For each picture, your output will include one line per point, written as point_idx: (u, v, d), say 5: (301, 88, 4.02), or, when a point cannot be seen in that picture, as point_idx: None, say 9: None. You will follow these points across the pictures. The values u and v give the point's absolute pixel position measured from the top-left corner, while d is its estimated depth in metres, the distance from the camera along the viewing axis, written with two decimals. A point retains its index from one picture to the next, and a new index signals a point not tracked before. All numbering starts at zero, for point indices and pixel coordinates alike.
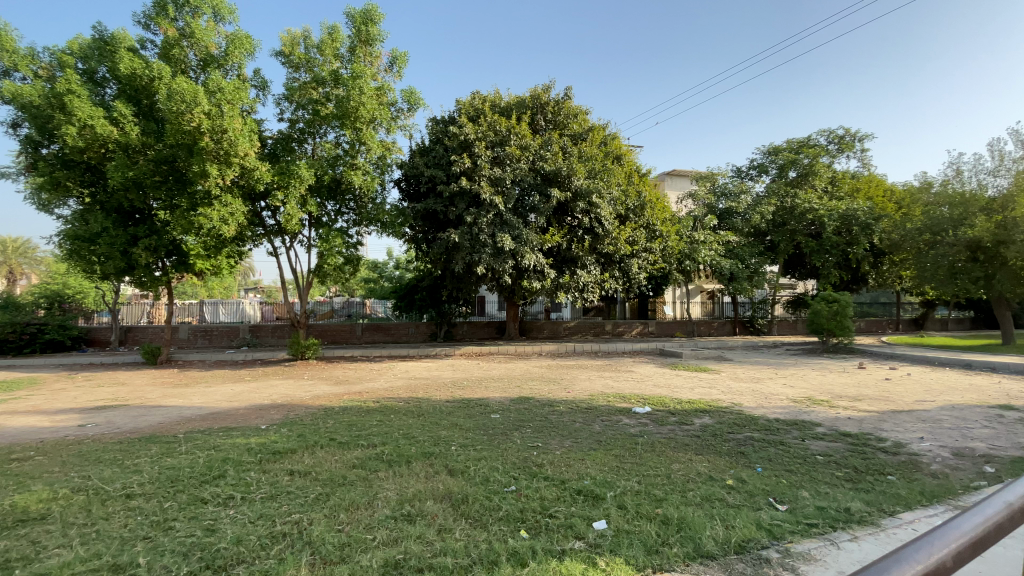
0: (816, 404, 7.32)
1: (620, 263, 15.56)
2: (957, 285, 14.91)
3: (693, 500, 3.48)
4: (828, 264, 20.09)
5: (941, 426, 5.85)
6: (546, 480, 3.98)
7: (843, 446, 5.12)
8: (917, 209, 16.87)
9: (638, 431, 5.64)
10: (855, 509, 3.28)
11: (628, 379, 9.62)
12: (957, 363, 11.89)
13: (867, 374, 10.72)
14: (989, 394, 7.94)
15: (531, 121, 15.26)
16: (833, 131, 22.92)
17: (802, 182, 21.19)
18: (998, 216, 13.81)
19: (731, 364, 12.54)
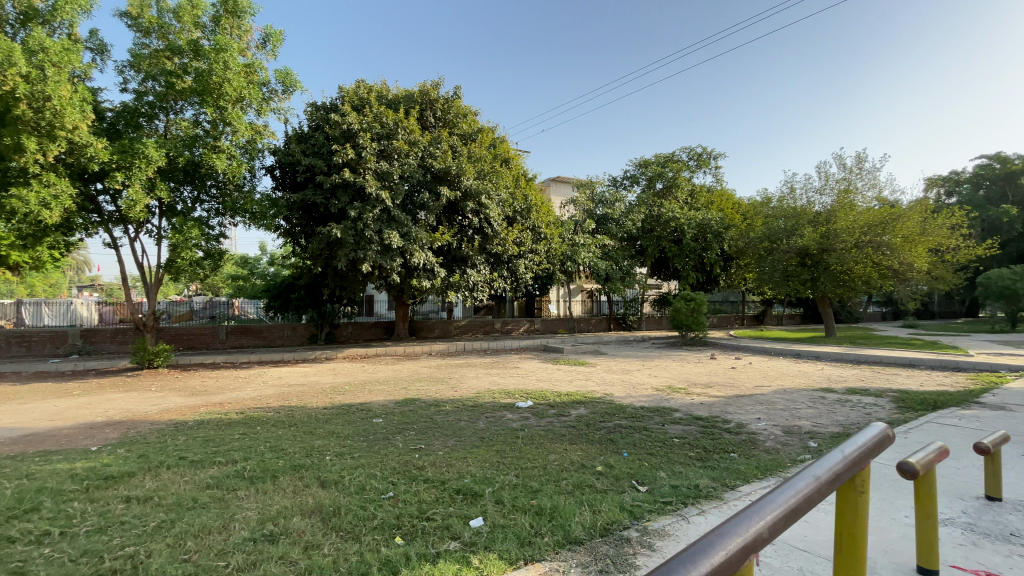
0: (675, 392, 8.16)
1: (509, 264, 15.93)
2: (790, 286, 17.66)
3: (566, 489, 3.64)
4: (687, 267, 22.64)
5: (775, 408, 6.84)
6: (425, 482, 3.88)
7: (696, 429, 5.75)
8: (758, 221, 19.70)
9: (520, 425, 5.78)
10: (703, 485, 3.68)
11: (513, 376, 9.86)
12: (784, 352, 14.10)
13: (717, 363, 12.25)
14: (810, 379, 9.49)
15: (420, 116, 14.97)
16: (693, 149, 25.90)
17: (668, 193, 23.60)
18: (823, 229, 16.57)
19: (606, 358, 13.52)
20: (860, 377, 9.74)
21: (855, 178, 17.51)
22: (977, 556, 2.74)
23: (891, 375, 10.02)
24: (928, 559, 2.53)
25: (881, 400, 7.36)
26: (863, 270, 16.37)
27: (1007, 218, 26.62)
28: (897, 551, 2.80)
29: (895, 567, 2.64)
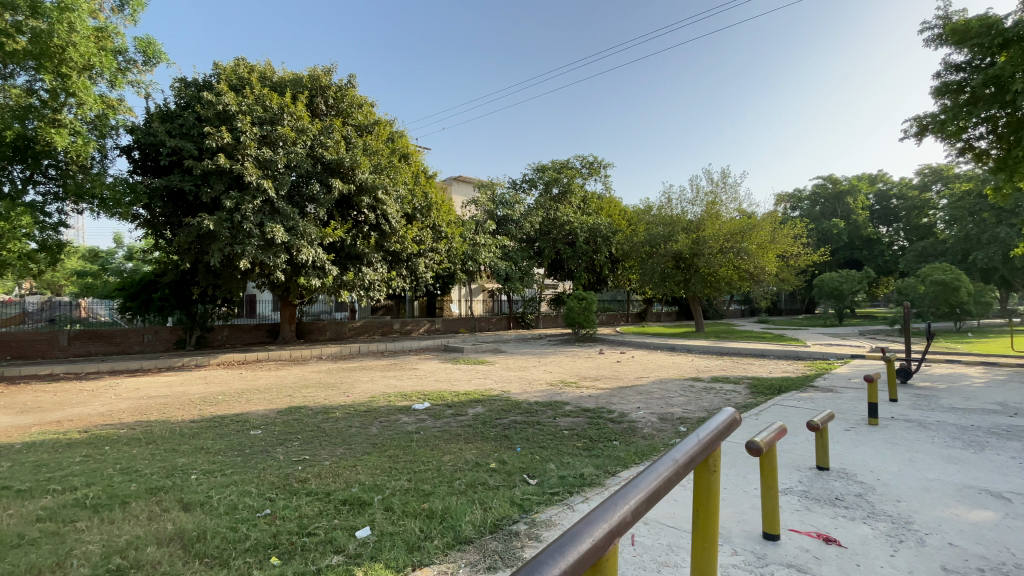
0: (567, 386, 8.56)
1: (407, 262, 15.52)
2: (667, 286, 19.43)
3: (458, 489, 3.63)
4: (580, 267, 23.92)
5: (653, 397, 7.47)
6: (308, 495, 3.62)
7: (584, 420, 6.08)
8: (642, 226, 21.40)
9: (415, 428, 5.66)
10: (588, 473, 3.89)
11: (410, 377, 9.65)
12: (663, 347, 15.49)
13: (605, 358, 13.09)
14: (682, 370, 10.53)
15: (309, 102, 14.05)
16: (585, 158, 27.43)
17: (563, 198, 24.70)
18: (693, 235, 18.47)
19: (504, 355, 13.79)
20: (724, 367, 11.02)
21: (721, 191, 19.72)
22: (808, 518, 3.22)
23: (747, 364, 11.46)
24: (770, 525, 2.91)
25: (740, 386, 8.38)
26: (726, 273, 18.49)
27: (834, 230, 31.84)
28: (748, 520, 3.18)
29: (745, 535, 3.00)
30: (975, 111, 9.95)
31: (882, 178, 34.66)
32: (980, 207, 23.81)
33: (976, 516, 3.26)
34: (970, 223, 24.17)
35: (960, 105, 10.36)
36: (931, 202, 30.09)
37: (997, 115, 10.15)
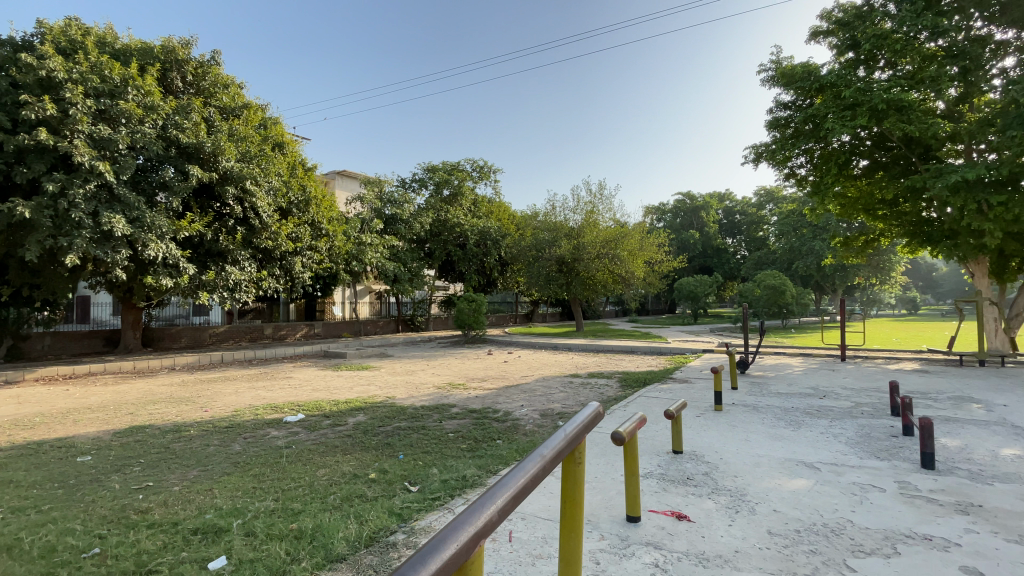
0: (454, 388, 8.55)
1: (281, 261, 14.35)
2: (551, 289, 20.35)
3: (332, 504, 3.42)
4: (470, 270, 24.10)
5: (536, 395, 7.79)
6: (151, 527, 3.16)
7: (469, 422, 6.13)
8: (528, 231, 22.22)
9: (287, 442, 5.23)
10: (470, 475, 3.93)
11: (284, 387, 8.91)
12: (547, 346, 16.22)
13: (492, 359, 13.33)
14: (563, 368, 11.12)
15: (160, 76, 12.32)
16: (476, 161, 27.78)
17: (453, 200, 24.68)
18: (575, 242, 19.71)
19: (391, 360, 13.38)
20: (600, 363, 11.85)
21: (599, 201, 21.24)
22: (664, 499, 3.58)
23: (620, 360, 12.46)
24: (632, 507, 3.18)
25: (613, 381, 9.08)
26: (603, 277, 19.94)
27: (692, 240, 36.07)
28: (614, 506, 3.45)
29: (611, 519, 3.24)
30: (798, 143, 11.90)
31: (729, 196, 40.04)
32: (799, 224, 28.69)
33: (792, 484, 3.89)
34: (793, 237, 28.98)
35: (787, 138, 12.31)
36: (765, 219, 35.55)
37: (813, 149, 12.27)
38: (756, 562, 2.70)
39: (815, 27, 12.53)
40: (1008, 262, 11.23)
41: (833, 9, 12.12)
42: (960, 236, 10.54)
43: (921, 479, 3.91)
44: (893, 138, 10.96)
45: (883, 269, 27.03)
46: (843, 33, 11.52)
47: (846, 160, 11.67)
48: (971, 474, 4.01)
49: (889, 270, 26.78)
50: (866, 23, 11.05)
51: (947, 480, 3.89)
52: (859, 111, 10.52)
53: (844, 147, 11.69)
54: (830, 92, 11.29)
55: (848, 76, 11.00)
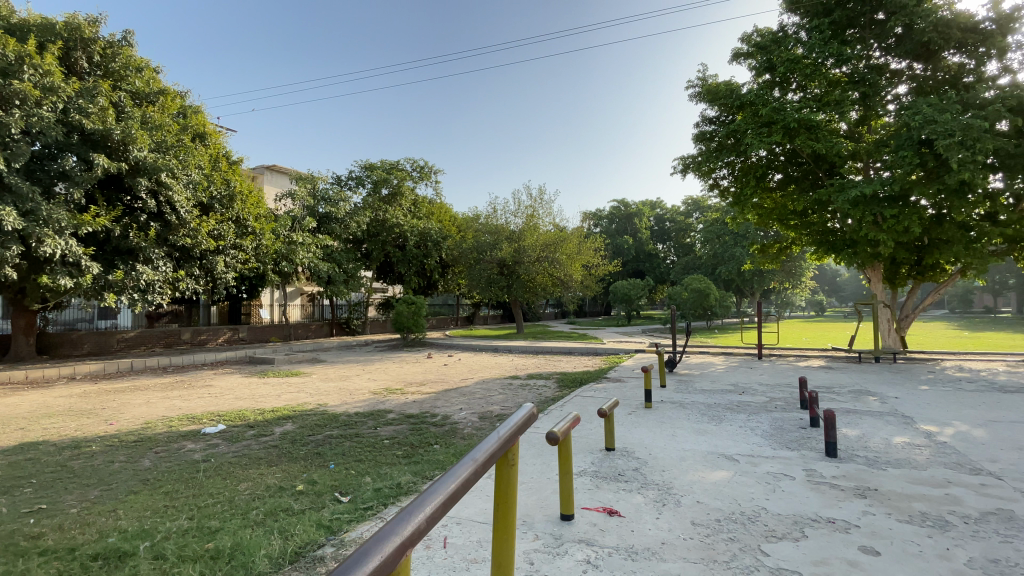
0: (390, 393, 8.34)
1: (202, 261, 13.40)
2: (492, 291, 20.37)
3: (254, 520, 3.21)
4: (409, 272, 23.64)
5: (474, 398, 7.77)
6: (39, 556, 2.81)
7: (405, 427, 6.00)
8: (469, 233, 22.16)
9: (205, 455, 4.86)
10: (405, 482, 3.84)
11: (204, 396, 8.28)
12: (487, 348, 16.24)
13: (431, 362, 13.14)
14: (503, 369, 11.17)
15: (62, 54, 11.10)
16: (416, 161, 27.34)
17: (392, 200, 24.09)
18: (515, 245, 19.93)
19: (324, 365, 12.84)
20: (538, 365, 12.03)
21: (539, 206, 21.58)
22: (597, 496, 3.68)
23: (558, 361, 12.71)
24: (567, 506, 3.25)
25: (551, 381, 9.25)
26: (542, 279, 20.26)
27: (626, 245, 37.54)
28: (549, 505, 3.50)
29: (546, 519, 3.29)
30: (721, 156, 12.76)
31: (660, 204, 42.07)
32: (723, 231, 30.69)
33: (714, 476, 4.13)
34: (717, 244, 30.95)
35: (712, 150, 13.12)
36: (692, 226, 37.72)
37: (734, 162, 13.18)
38: (681, 552, 2.84)
39: (737, 49, 13.46)
40: (898, 269, 12.60)
41: (752, 33, 13.07)
42: (859, 245, 11.71)
43: (826, 467, 4.29)
44: (803, 154, 12.02)
45: (794, 274, 29.54)
46: (761, 56, 12.46)
47: (763, 173, 12.62)
48: (867, 460, 4.45)
49: (800, 275, 29.31)
50: (781, 48, 12.01)
51: (847, 466, 4.30)
52: (774, 128, 11.43)
53: (762, 161, 12.64)
54: (750, 109, 12.16)
55: (766, 95, 11.91)
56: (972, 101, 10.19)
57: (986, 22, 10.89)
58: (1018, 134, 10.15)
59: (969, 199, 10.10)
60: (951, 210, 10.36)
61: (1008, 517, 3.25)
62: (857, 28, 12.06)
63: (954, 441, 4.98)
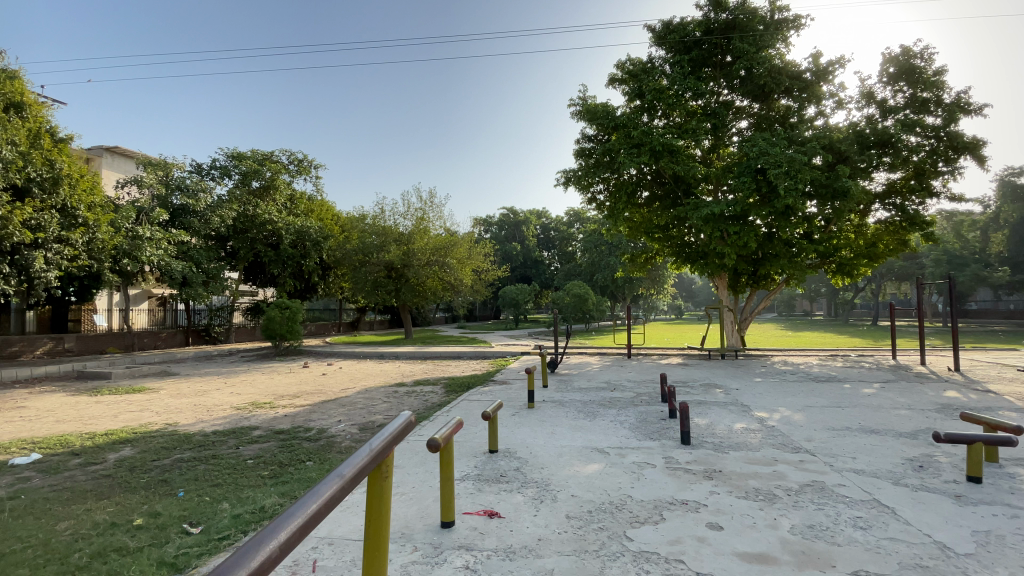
0: (258, 408, 7.57)
1: (12, 257, 11.02)
2: (378, 295, 19.59)
3: (74, 567, 2.68)
4: (284, 273, 21.80)
5: (354, 408, 7.39)
6: None
7: (274, 445, 5.49)
8: (354, 234, 21.10)
9: (9, 492, 3.97)
10: (269, 505, 3.51)
11: (8, 421, 6.76)
12: (371, 355, 15.55)
13: (308, 372, 12.21)
14: (386, 377, 10.80)
15: None
16: (293, 154, 25.42)
17: (264, 194, 22.05)
18: (404, 248, 19.42)
19: (177, 378, 11.28)
20: (424, 371, 11.82)
21: (429, 209, 21.32)
22: (478, 499, 3.71)
23: (445, 367, 12.61)
24: (446, 513, 3.22)
25: (437, 387, 9.13)
26: (431, 283, 20.00)
27: (514, 251, 38.67)
28: (429, 514, 3.44)
29: (426, 529, 3.23)
30: (597, 172, 13.79)
31: (546, 213, 44.10)
32: (601, 241, 33.07)
33: (588, 469, 4.40)
34: (595, 252, 33.30)
35: (590, 166, 14.09)
36: (574, 236, 40.11)
37: (609, 179, 14.29)
38: (556, 547, 2.96)
39: (613, 74, 14.63)
40: (738, 278, 14.59)
41: (625, 61, 14.32)
42: (710, 257, 13.38)
43: (681, 454, 4.81)
44: (666, 175, 13.47)
45: (660, 281, 32.87)
46: (633, 83, 13.64)
47: (633, 190, 13.85)
48: (714, 445, 5.08)
49: (664, 282, 32.73)
50: (649, 78, 13.32)
51: (698, 452, 4.87)
52: (643, 150, 12.65)
53: (633, 179, 13.87)
54: (623, 131, 13.29)
55: (636, 119, 13.12)
56: (795, 138, 12.25)
57: (806, 73, 13.21)
58: (827, 168, 12.38)
59: (792, 220, 12.08)
60: (779, 229, 12.29)
61: (817, 486, 3.92)
62: (711, 67, 13.84)
63: (779, 424, 5.90)
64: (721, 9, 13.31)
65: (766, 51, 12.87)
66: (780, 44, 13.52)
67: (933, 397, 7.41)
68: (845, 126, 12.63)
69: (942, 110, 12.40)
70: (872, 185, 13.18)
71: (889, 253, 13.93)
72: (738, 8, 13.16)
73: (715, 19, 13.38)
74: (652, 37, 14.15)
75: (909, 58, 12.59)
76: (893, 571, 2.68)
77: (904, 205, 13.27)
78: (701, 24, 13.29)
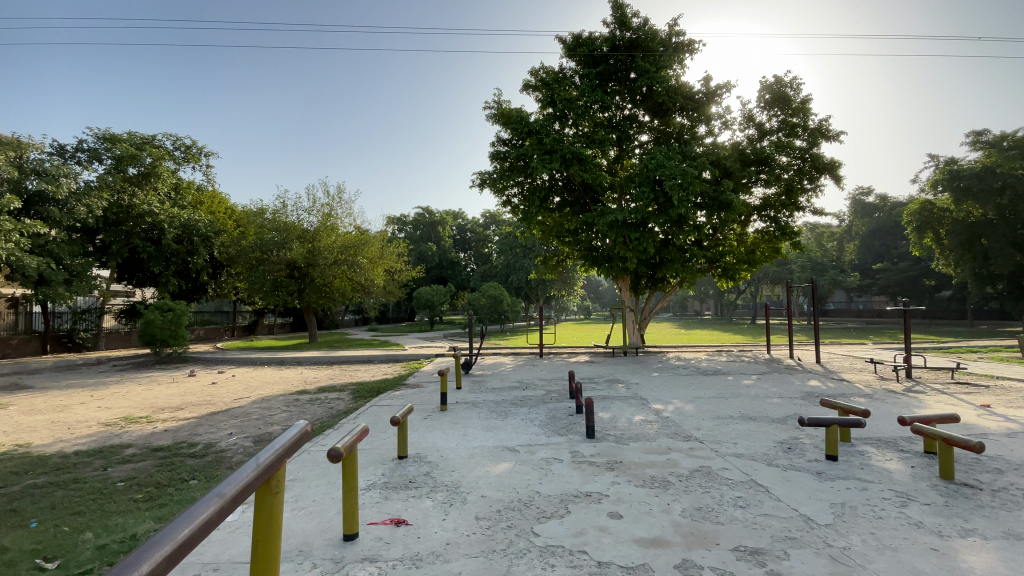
0: (131, 423, 6.69)
1: None
2: (278, 296, 18.25)
3: None
4: (166, 272, 19.50)
5: (249, 419, 6.82)
6: None
7: (151, 463, 4.88)
8: (251, 230, 19.49)
9: None
10: (143, 532, 3.14)
11: None
12: (270, 361, 14.44)
13: (195, 381, 11.03)
14: (287, 384, 10.10)
15: None
16: (178, 138, 22.99)
17: (142, 182, 19.63)
18: (308, 245, 18.30)
19: (26, 393, 9.64)
20: (330, 377, 11.20)
21: (337, 205, 20.34)
22: (385, 508, 3.58)
23: (353, 372, 12.06)
24: (348, 525, 3.07)
25: (343, 394, 8.69)
26: (340, 284, 19.08)
27: (429, 251, 38.09)
28: (331, 527, 3.26)
29: (326, 543, 3.05)
30: (511, 176, 14.06)
31: (461, 215, 43.96)
32: (515, 243, 33.67)
33: (498, 468, 4.44)
34: (510, 254, 33.83)
35: (505, 169, 14.31)
36: (489, 238, 40.43)
37: (522, 182, 14.61)
38: (463, 550, 2.94)
39: (526, 80, 14.98)
40: (639, 281, 15.60)
41: (538, 69, 14.74)
42: (615, 261, 14.15)
43: (587, 447, 5.01)
44: (575, 182, 14.09)
45: (570, 283, 34.16)
46: (545, 91, 14.08)
47: (545, 195, 14.27)
48: (617, 438, 5.37)
49: (574, 284, 34.11)
50: (560, 87, 13.80)
51: (602, 445, 5.11)
52: (555, 156, 13.11)
53: (545, 184, 14.30)
54: (535, 137, 13.64)
55: (548, 126, 13.53)
56: (688, 153, 13.39)
57: (698, 93, 14.48)
58: (714, 182, 13.64)
59: (685, 228, 13.16)
60: (674, 236, 13.32)
61: (705, 471, 4.29)
62: (616, 81, 14.66)
63: (674, 415, 6.39)
64: (625, 29, 14.20)
65: (665, 70, 13.92)
66: (677, 65, 14.69)
67: (799, 386, 8.45)
68: (730, 145, 14.03)
69: (807, 134, 14.21)
70: (751, 199, 14.74)
71: (764, 259, 15.69)
72: (641, 29, 14.12)
73: (621, 36, 14.25)
74: (564, 49, 14.72)
75: (782, 87, 14.28)
76: (767, 543, 3.01)
77: (777, 217, 14.99)
78: (608, 40, 14.08)
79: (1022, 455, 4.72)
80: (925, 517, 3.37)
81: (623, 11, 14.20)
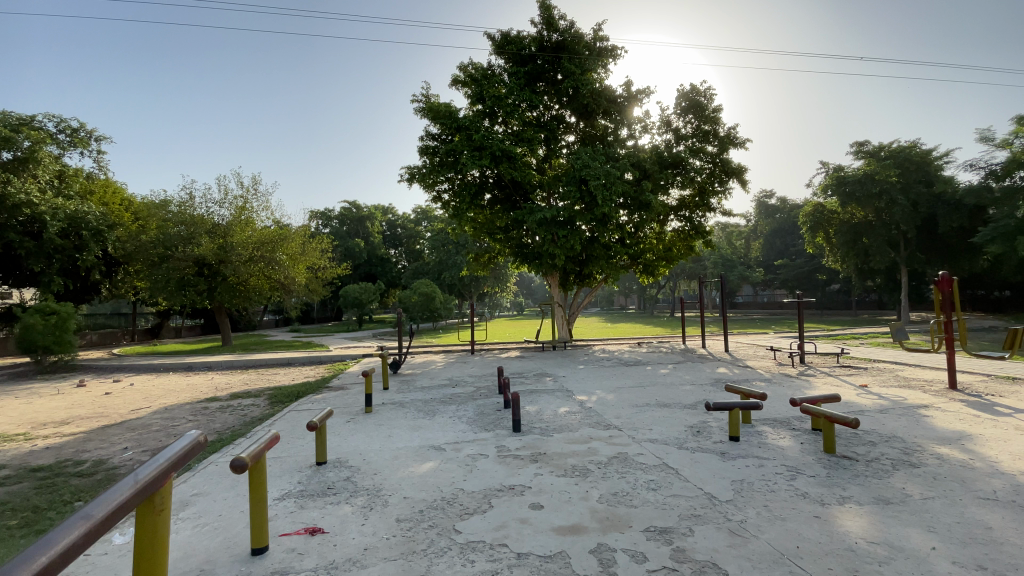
0: (5, 441, 5.91)
1: None
2: (184, 296, 16.76)
3: None
4: (49, 270, 17.12)
5: (150, 430, 6.26)
6: None
7: (28, 486, 4.32)
8: (152, 223, 17.77)
9: None
10: None
11: None
12: (175, 367, 13.23)
13: (85, 392, 9.86)
14: (197, 391, 9.36)
15: None
16: (62, 120, 20.54)
17: (19, 169, 17.28)
18: (218, 241, 16.97)
19: None
20: (245, 382, 10.47)
21: (252, 197, 19.11)
22: (299, 517, 3.41)
23: (271, 376, 11.36)
24: (257, 539, 2.90)
25: (260, 399, 8.20)
26: (257, 283, 17.93)
27: (357, 247, 36.61)
28: (238, 542, 3.06)
29: (232, 560, 2.85)
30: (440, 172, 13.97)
31: (391, 210, 42.68)
32: (447, 240, 33.28)
33: (423, 468, 4.38)
34: (442, 251, 33.39)
35: (434, 165, 14.05)
36: (421, 233, 39.71)
37: (452, 179, 14.52)
38: (382, 554, 2.88)
39: (455, 75, 14.84)
40: (567, 277, 16.03)
41: (467, 64, 14.63)
42: (544, 258, 14.43)
43: (512, 442, 5.07)
44: (504, 179, 14.24)
45: (501, 280, 34.40)
46: (474, 87, 14.03)
47: (476, 192, 14.29)
48: (542, 430, 5.47)
49: (505, 280, 34.38)
50: (488, 83, 13.81)
51: (527, 438, 5.19)
52: (484, 153, 13.17)
53: (475, 180, 14.28)
54: (465, 133, 13.50)
55: (477, 123, 13.46)
56: (612, 155, 13.92)
57: (620, 97, 15.08)
58: (635, 183, 14.24)
59: (608, 227, 13.67)
60: (599, 234, 13.77)
61: (622, 457, 4.51)
62: (544, 82, 14.91)
63: (597, 406, 6.63)
64: (552, 30, 14.47)
65: (590, 73, 14.33)
66: (601, 69, 15.20)
67: (710, 374, 9.09)
68: (649, 148, 14.75)
69: (718, 141, 15.22)
70: (669, 199, 15.59)
71: (681, 256, 16.69)
72: (567, 32, 14.48)
73: (548, 37, 14.55)
74: (492, 45, 14.71)
75: (696, 95, 15.18)
76: (674, 522, 3.22)
77: (691, 217, 15.94)
78: (535, 40, 14.29)
79: (890, 428, 5.40)
80: (811, 488, 3.76)
81: (550, 12, 14.45)
